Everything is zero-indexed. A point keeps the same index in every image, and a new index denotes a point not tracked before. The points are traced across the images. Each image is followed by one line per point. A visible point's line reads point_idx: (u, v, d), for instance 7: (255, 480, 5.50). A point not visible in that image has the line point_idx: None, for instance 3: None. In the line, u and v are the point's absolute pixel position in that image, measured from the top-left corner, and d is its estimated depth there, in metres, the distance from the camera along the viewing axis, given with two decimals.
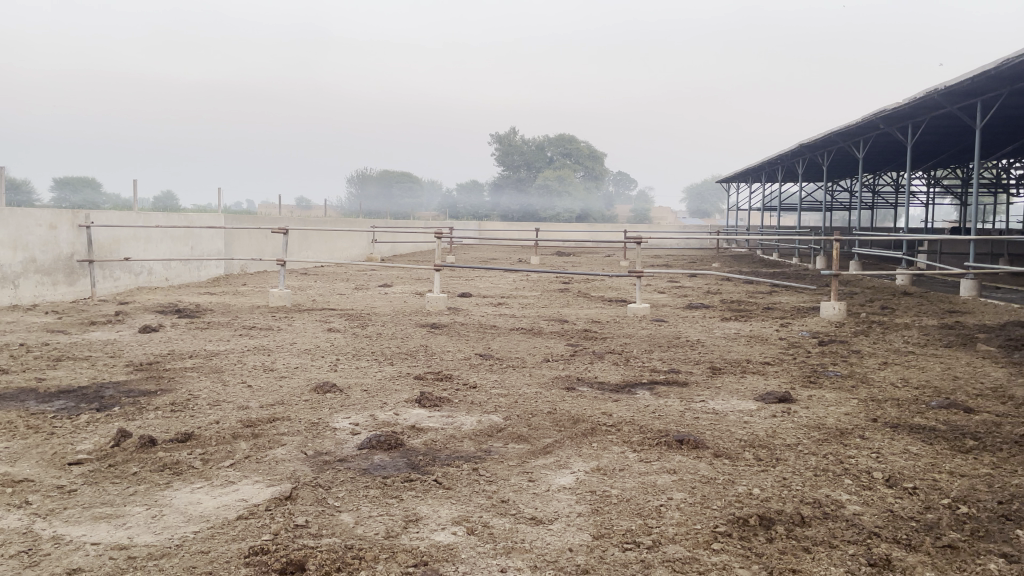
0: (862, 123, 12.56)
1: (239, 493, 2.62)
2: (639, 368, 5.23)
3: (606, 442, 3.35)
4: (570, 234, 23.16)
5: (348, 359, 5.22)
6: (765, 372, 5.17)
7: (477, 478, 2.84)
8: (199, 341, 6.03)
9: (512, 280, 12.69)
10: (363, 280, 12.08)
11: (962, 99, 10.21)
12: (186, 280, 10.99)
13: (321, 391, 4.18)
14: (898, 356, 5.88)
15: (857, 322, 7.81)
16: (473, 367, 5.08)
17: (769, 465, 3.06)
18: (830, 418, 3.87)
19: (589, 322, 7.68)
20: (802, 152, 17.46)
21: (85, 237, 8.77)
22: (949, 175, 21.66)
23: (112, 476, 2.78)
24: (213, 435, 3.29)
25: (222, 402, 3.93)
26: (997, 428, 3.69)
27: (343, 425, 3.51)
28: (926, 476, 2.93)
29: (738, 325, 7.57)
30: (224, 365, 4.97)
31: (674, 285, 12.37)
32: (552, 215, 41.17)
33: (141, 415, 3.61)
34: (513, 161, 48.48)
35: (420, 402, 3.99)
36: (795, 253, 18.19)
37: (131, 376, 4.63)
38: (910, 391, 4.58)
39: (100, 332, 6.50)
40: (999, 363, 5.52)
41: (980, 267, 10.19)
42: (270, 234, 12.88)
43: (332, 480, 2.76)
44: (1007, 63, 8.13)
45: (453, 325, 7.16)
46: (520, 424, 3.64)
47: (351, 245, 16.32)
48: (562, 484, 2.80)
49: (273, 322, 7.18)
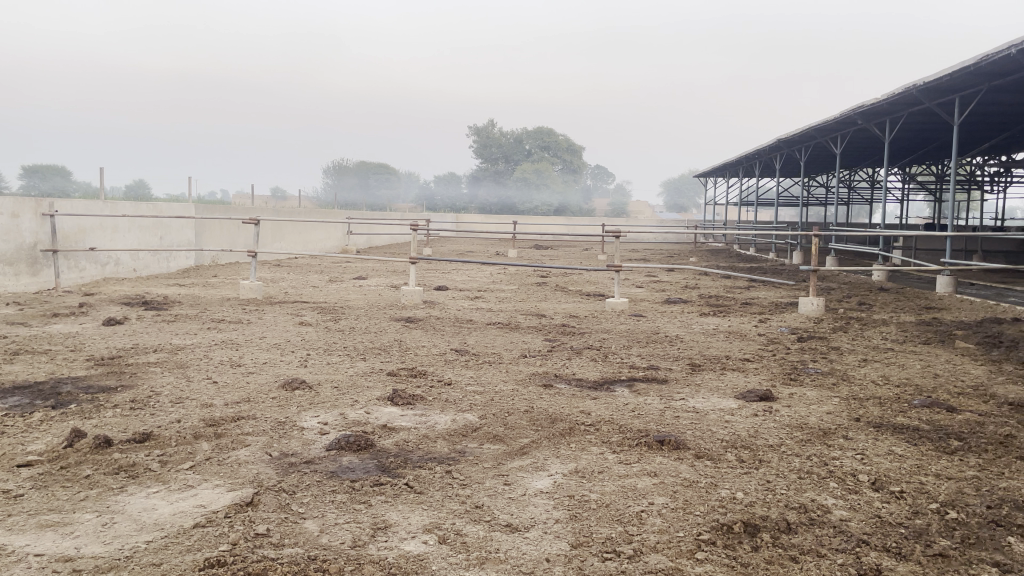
0: (840, 118, 12.56)
1: (197, 498, 2.47)
2: (618, 364, 5.14)
3: (584, 442, 3.24)
4: (548, 226, 23.10)
5: (320, 355, 5.07)
6: (745, 369, 5.09)
7: (450, 481, 2.72)
8: (166, 334, 5.85)
9: (490, 273, 12.58)
10: (338, 272, 11.90)
11: (940, 95, 10.20)
12: (155, 271, 10.76)
13: (289, 388, 4.03)
14: (878, 352, 5.84)
15: (835, 318, 7.77)
16: (448, 363, 4.96)
17: (751, 466, 2.97)
18: (812, 417, 3.79)
19: (567, 316, 7.58)
20: (780, 146, 17.43)
21: (49, 227, 8.51)
22: (925, 172, 21.80)
23: (63, 480, 2.62)
24: (173, 435, 3.14)
25: (186, 399, 3.77)
26: (980, 428, 3.62)
27: (311, 425, 3.36)
28: (912, 479, 2.85)
29: (717, 321, 7.51)
30: (190, 360, 4.80)
31: (651, 279, 12.32)
32: (531, 208, 41.06)
33: (98, 414, 3.44)
34: (491, 153, 48.34)
35: (393, 400, 3.85)
36: (772, 248, 18.24)
37: (92, 371, 4.45)
38: (892, 389, 4.51)
39: (62, 325, 6.28)
40: (979, 361, 5.49)
41: (957, 263, 10.20)
42: (242, 225, 12.65)
43: (297, 484, 2.62)
44: (987, 59, 8.09)
45: (429, 319, 7.03)
46: (496, 423, 3.52)
47: (326, 236, 16.13)
48: (540, 488, 2.68)
49: (244, 315, 7.00)
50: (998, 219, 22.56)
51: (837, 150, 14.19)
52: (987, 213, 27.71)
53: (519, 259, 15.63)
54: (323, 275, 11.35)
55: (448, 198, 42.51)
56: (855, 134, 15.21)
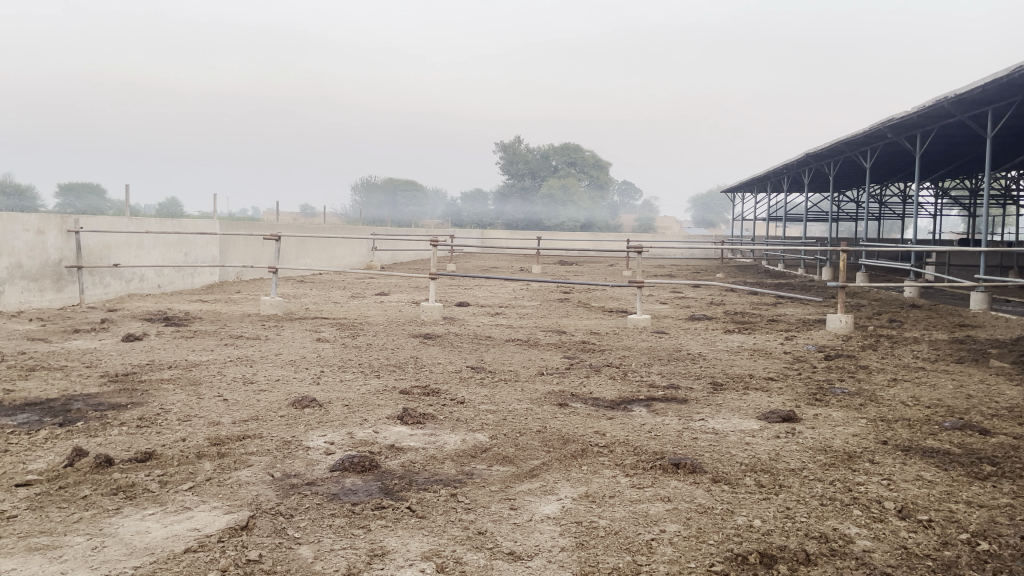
0: (869, 132, 12.34)
1: (192, 522, 2.40)
2: (637, 383, 5.01)
3: (596, 465, 3.12)
4: (573, 242, 23.01)
5: (333, 372, 5.01)
6: (769, 389, 4.93)
7: (454, 505, 2.62)
8: (183, 351, 5.83)
9: (513, 289, 12.52)
10: (361, 289, 11.90)
11: (972, 107, 9.98)
12: (180, 287, 10.82)
13: (299, 406, 3.97)
14: (908, 372, 5.65)
15: (864, 335, 7.57)
16: (463, 381, 4.86)
17: (771, 492, 2.83)
18: (837, 439, 3.64)
19: (588, 333, 7.47)
20: (808, 161, 17.19)
21: (74, 243, 8.59)
22: (958, 186, 21.38)
23: (59, 501, 2.57)
24: (176, 454, 3.08)
25: (193, 417, 3.72)
26: (1014, 452, 3.45)
27: (317, 444, 3.29)
28: (942, 507, 2.70)
29: (741, 338, 7.35)
30: (203, 377, 4.77)
31: (677, 295, 12.15)
32: (557, 224, 41.04)
33: (104, 432, 3.39)
34: (518, 170, 48.48)
35: (403, 419, 3.76)
36: (800, 263, 17.95)
37: (104, 388, 4.43)
38: (922, 410, 4.34)
39: (82, 341, 6.30)
40: (1014, 381, 5.29)
41: (991, 279, 9.93)
42: (266, 241, 12.72)
43: (296, 507, 2.54)
44: (1019, 71, 7.90)
45: (447, 335, 6.95)
46: (506, 444, 3.42)
47: (351, 253, 16.17)
48: (547, 513, 2.57)
49: (262, 331, 6.97)
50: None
51: (867, 164, 13.96)
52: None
53: (543, 276, 15.54)
54: (346, 290, 11.35)
55: (475, 214, 42.58)
56: (885, 148, 14.99)
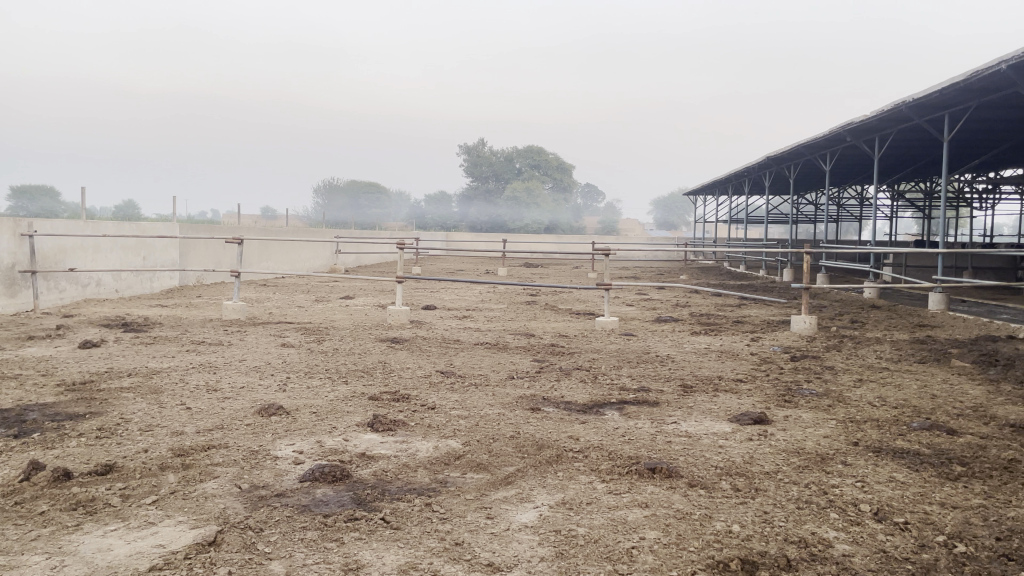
0: (829, 135, 12.52)
1: (157, 537, 2.31)
2: (608, 386, 4.98)
3: (572, 471, 3.09)
4: (537, 245, 23.03)
5: (300, 378, 4.90)
6: (739, 391, 4.93)
7: (429, 516, 2.56)
8: (143, 357, 5.68)
9: (479, 292, 12.47)
10: (324, 292, 11.73)
11: (930, 111, 10.15)
12: (138, 291, 10.58)
13: (265, 414, 3.87)
14: (873, 373, 5.71)
15: (829, 336, 7.66)
16: (433, 386, 4.78)
17: (748, 496, 2.82)
18: (809, 441, 3.65)
19: (556, 336, 7.44)
20: (769, 163, 17.38)
21: (28, 247, 8.33)
22: (914, 188, 21.81)
23: (16, 517, 2.46)
24: (137, 467, 2.98)
25: (156, 427, 3.60)
26: (983, 452, 3.49)
27: (286, 453, 3.21)
28: (917, 509, 2.71)
29: (708, 340, 7.39)
30: (165, 385, 4.64)
31: (642, 297, 12.19)
32: (522, 227, 41.04)
33: (62, 444, 3.27)
34: (481, 172, 48.40)
35: (373, 426, 3.69)
36: (762, 265, 18.15)
37: (61, 397, 4.27)
38: (890, 411, 4.38)
39: (37, 348, 6.09)
40: (976, 380, 5.37)
41: (949, 280, 10.12)
42: (227, 244, 12.50)
43: (266, 520, 2.46)
44: (976, 76, 8.04)
45: (415, 339, 6.87)
46: (479, 450, 3.36)
47: (313, 256, 15.97)
48: (524, 522, 2.53)
49: (225, 336, 6.83)
50: (988, 236, 22.66)
51: (827, 167, 14.17)
52: (978, 230, 27.76)
53: (508, 279, 15.53)
54: (309, 294, 11.18)
55: (438, 216, 42.45)
56: (844, 152, 15.25)
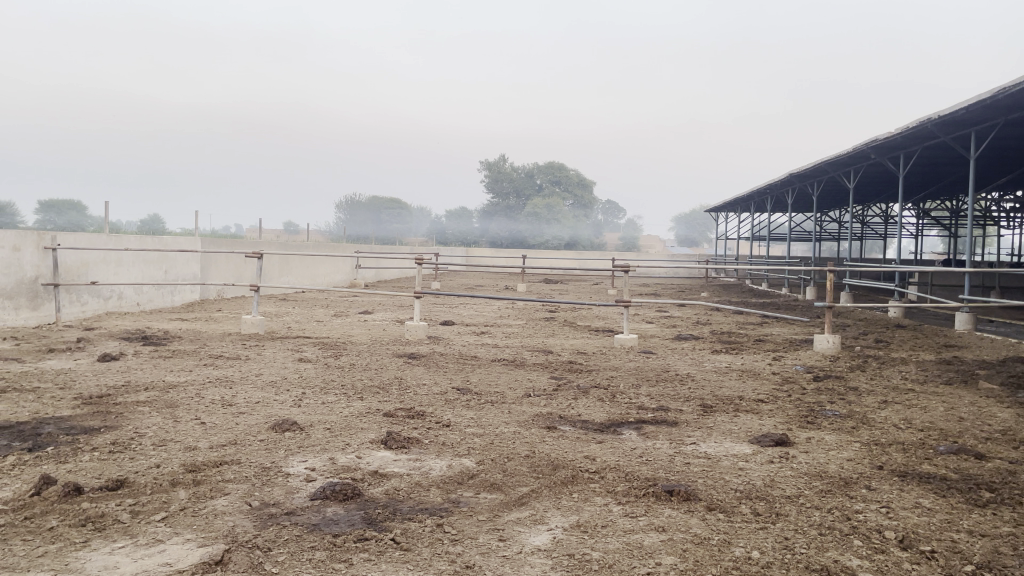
0: (853, 152, 12.40)
1: (164, 555, 2.28)
2: (626, 405, 4.91)
3: (588, 493, 3.02)
4: (557, 261, 23.00)
5: (315, 393, 4.88)
6: (760, 412, 4.83)
7: (440, 537, 2.51)
8: (160, 371, 5.68)
9: (498, 308, 12.44)
10: (344, 307, 11.75)
11: (957, 129, 10.02)
12: (159, 305, 10.65)
13: (279, 430, 3.85)
14: (898, 394, 5.59)
15: (852, 356, 7.52)
16: (448, 403, 4.73)
17: (768, 521, 2.74)
18: (832, 464, 3.56)
19: (574, 353, 7.37)
20: (792, 180, 17.23)
21: (51, 261, 8.42)
22: (940, 206, 21.52)
23: (24, 533, 2.44)
24: (148, 482, 2.95)
25: (169, 442, 3.58)
26: (1012, 478, 3.39)
27: (298, 471, 3.17)
28: (944, 537, 2.62)
29: (729, 358, 7.28)
30: (181, 399, 4.63)
31: (662, 314, 12.09)
32: (542, 243, 41.02)
33: (75, 458, 3.26)
34: (502, 188, 48.48)
35: (387, 443, 3.65)
36: (784, 283, 17.95)
37: (77, 411, 4.27)
38: (916, 433, 4.27)
39: (56, 361, 6.13)
40: (1005, 403, 5.23)
41: (976, 300, 9.92)
42: (248, 259, 12.57)
43: (275, 539, 2.43)
44: (1004, 92, 7.91)
45: (432, 355, 6.83)
46: (494, 470, 3.31)
47: (333, 271, 16.03)
48: (537, 545, 2.47)
49: (243, 351, 6.84)
50: (1014, 254, 22.35)
51: (851, 184, 14.04)
52: (1005, 250, 27.35)
53: (527, 295, 15.49)
54: (328, 309, 11.20)
55: (459, 231, 42.53)
56: (868, 169, 15.08)
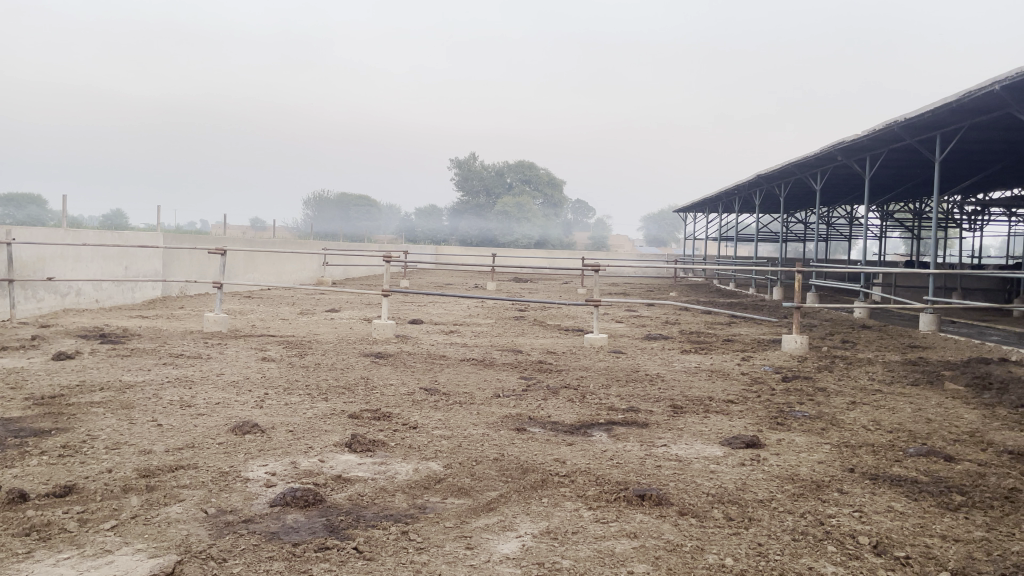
0: (820, 154, 12.49)
1: (113, 567, 2.16)
2: (596, 406, 4.85)
3: (557, 497, 2.95)
4: (526, 261, 22.94)
5: (278, 394, 4.74)
6: (730, 413, 4.80)
7: (406, 545, 2.41)
8: (117, 370, 5.51)
9: (467, 306, 12.36)
10: (310, 305, 11.56)
11: (921, 131, 10.13)
12: (118, 302, 10.40)
13: (239, 433, 3.71)
14: (866, 395, 5.59)
15: (819, 356, 7.54)
16: (416, 404, 4.63)
17: (741, 526, 2.69)
18: (803, 467, 3.53)
19: (544, 353, 7.30)
20: (760, 181, 17.31)
21: (6, 255, 8.17)
22: (904, 209, 21.81)
23: None
24: (99, 488, 2.82)
25: (123, 445, 3.44)
26: (982, 480, 3.37)
27: (258, 475, 3.06)
28: (918, 542, 2.58)
29: (698, 359, 7.26)
30: (138, 399, 4.47)
31: (631, 314, 12.07)
32: (512, 241, 40.97)
33: (22, 462, 3.11)
34: (472, 186, 48.35)
35: (351, 446, 3.54)
36: (751, 283, 18.09)
37: (27, 412, 4.09)
38: (885, 435, 4.26)
39: (8, 359, 5.91)
40: (971, 405, 5.25)
41: (940, 302, 10.03)
42: (212, 256, 12.34)
43: (230, 549, 2.31)
44: (969, 96, 8.00)
45: (399, 354, 6.72)
46: (461, 474, 3.22)
47: (300, 269, 15.82)
48: (506, 553, 2.39)
49: (205, 349, 6.67)
50: (975, 257, 22.75)
51: (818, 185, 14.17)
52: (966, 251, 27.83)
53: (496, 293, 15.40)
54: (294, 308, 11.00)
55: (427, 228, 42.33)
56: (834, 171, 15.24)
